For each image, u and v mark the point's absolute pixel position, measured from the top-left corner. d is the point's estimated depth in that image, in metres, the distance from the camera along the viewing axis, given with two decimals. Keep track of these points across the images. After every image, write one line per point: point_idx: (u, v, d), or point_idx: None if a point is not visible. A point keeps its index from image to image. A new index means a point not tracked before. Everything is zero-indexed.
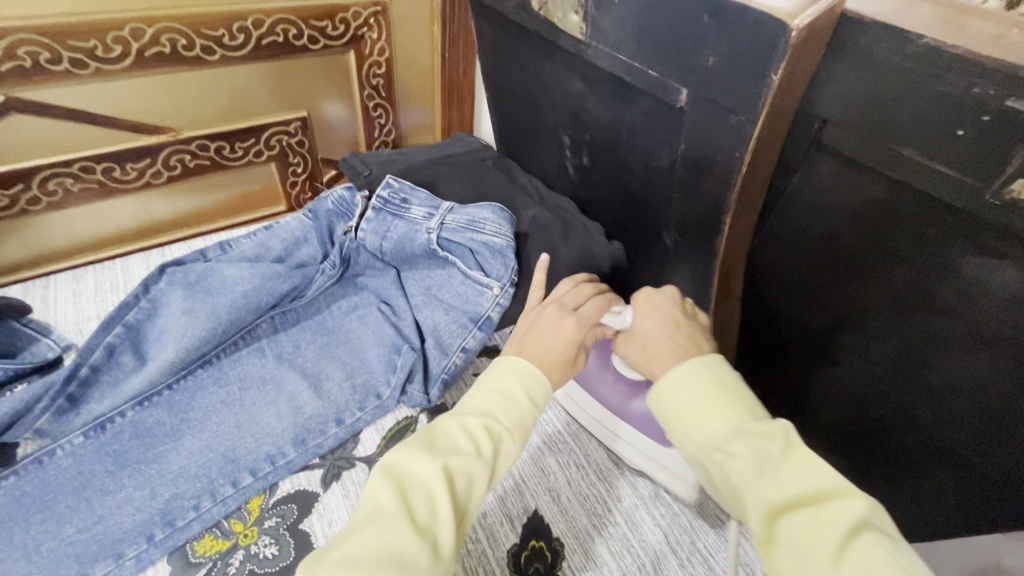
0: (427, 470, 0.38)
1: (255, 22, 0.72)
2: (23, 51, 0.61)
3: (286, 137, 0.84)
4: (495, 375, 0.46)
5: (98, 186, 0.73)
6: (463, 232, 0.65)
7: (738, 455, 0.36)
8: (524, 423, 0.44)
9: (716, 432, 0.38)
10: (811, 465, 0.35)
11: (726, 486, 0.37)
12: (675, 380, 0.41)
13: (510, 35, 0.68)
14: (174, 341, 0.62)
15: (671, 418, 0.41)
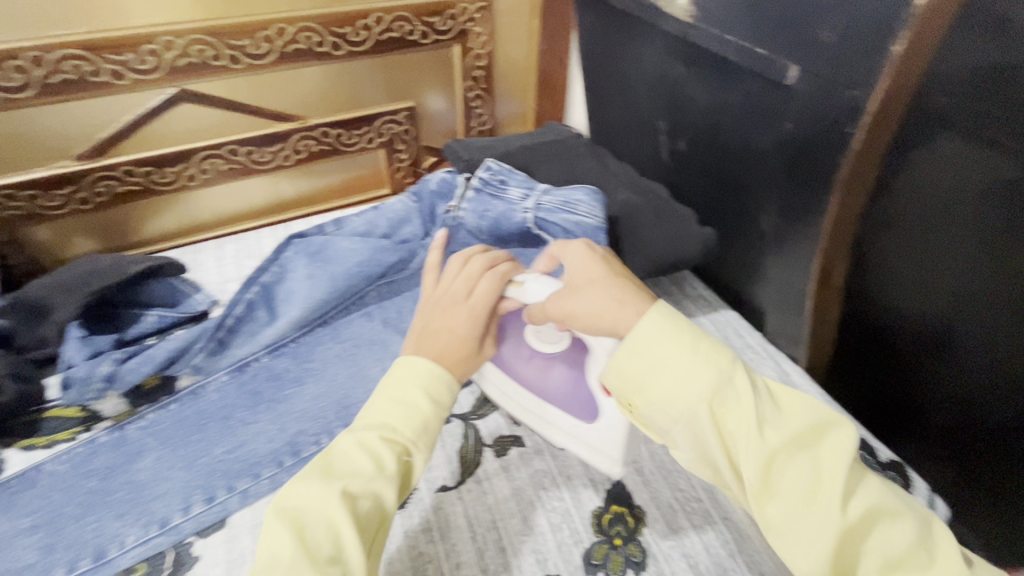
0: (323, 504, 0.40)
1: (376, 20, 0.80)
2: (195, 49, 0.71)
3: (394, 126, 0.92)
4: (391, 384, 0.47)
5: (242, 166, 0.84)
6: (558, 212, 0.69)
7: (735, 401, 0.40)
8: (427, 427, 0.46)
9: (712, 385, 0.40)
10: (791, 406, 0.41)
11: (726, 438, 0.39)
12: (653, 341, 0.42)
13: (613, 25, 0.72)
14: (300, 300, 0.71)
15: (653, 379, 0.42)
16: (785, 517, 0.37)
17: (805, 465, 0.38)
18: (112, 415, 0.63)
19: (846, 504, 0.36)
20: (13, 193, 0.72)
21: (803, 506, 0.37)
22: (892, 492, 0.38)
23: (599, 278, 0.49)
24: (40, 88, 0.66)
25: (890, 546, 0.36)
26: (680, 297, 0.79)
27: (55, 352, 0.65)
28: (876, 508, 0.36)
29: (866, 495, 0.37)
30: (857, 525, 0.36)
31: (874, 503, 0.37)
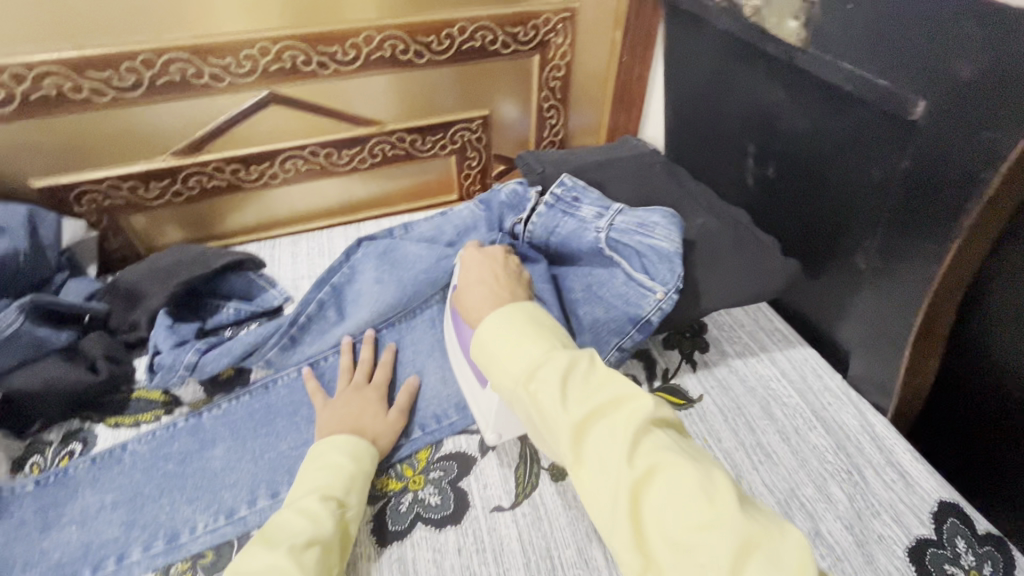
0: (271, 563, 0.45)
1: (460, 29, 0.80)
2: (287, 55, 0.74)
3: (467, 133, 0.92)
4: (320, 459, 0.54)
5: (320, 167, 0.86)
6: (632, 234, 0.67)
7: (550, 375, 0.44)
8: (358, 487, 0.53)
9: (532, 364, 0.46)
10: (606, 382, 0.44)
11: (541, 410, 0.44)
12: (497, 329, 0.50)
13: (708, 43, 0.69)
14: (368, 303, 0.72)
15: (496, 360, 0.49)
16: (595, 483, 0.40)
17: (606, 435, 0.41)
18: (190, 402, 0.66)
19: (631, 460, 0.40)
20: (116, 183, 0.77)
21: (602, 475, 0.40)
22: (684, 449, 0.41)
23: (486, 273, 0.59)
24: (149, 88, 0.71)
25: (675, 500, 0.38)
26: (754, 328, 0.75)
27: (143, 337, 0.69)
28: (658, 464, 0.39)
29: (655, 452, 0.40)
30: (641, 479, 0.39)
31: (656, 459, 0.40)
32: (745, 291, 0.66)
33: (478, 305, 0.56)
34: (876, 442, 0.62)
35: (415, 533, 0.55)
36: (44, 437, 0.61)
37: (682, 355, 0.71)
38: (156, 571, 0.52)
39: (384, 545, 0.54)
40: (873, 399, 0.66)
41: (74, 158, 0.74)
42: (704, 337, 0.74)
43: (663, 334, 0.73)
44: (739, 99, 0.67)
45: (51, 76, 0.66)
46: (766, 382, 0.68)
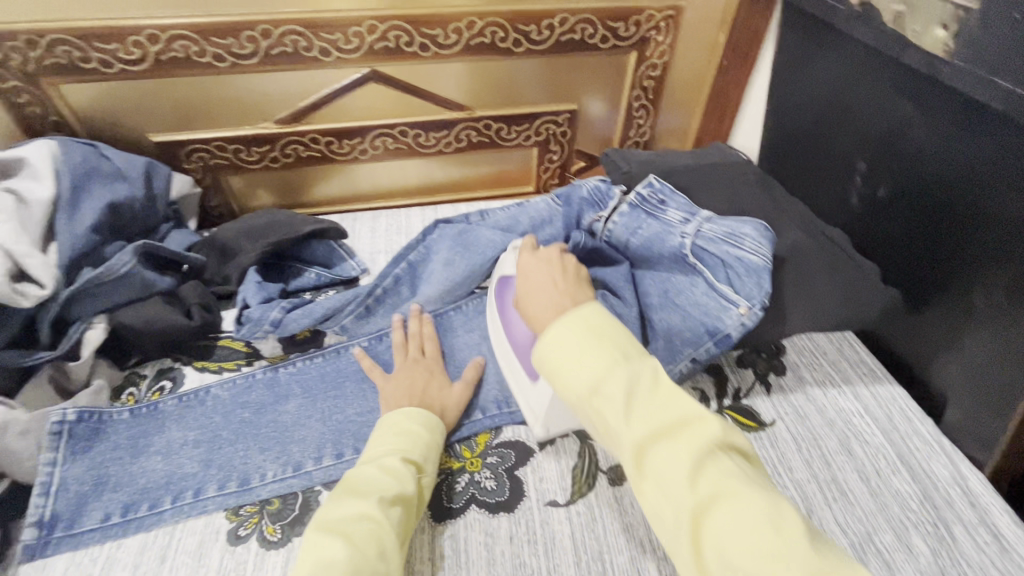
0: (361, 513, 0.46)
1: (561, 20, 0.79)
2: (392, 35, 0.76)
3: (553, 126, 0.92)
4: (397, 423, 0.55)
5: (407, 147, 0.89)
6: (720, 243, 0.64)
7: (613, 390, 0.41)
8: (430, 454, 0.55)
9: (594, 376, 0.42)
10: (673, 400, 0.40)
11: (605, 426, 0.41)
12: (560, 337, 0.45)
13: (832, 51, 0.66)
14: (439, 282, 0.74)
15: (559, 369, 0.44)
16: (655, 501, 0.38)
17: (670, 457, 0.38)
18: (268, 355, 0.70)
19: (693, 485, 0.37)
20: (222, 145, 0.82)
21: (663, 496, 0.37)
22: (751, 478, 0.38)
23: (555, 273, 0.55)
24: (263, 57, 0.74)
25: (738, 532, 0.35)
26: (838, 358, 0.70)
27: (232, 290, 0.73)
28: (724, 492, 0.36)
29: (719, 480, 0.37)
30: (703, 505, 0.36)
31: (722, 487, 0.37)
32: (837, 317, 0.62)
33: (542, 307, 0.51)
34: (969, 497, 0.57)
35: (469, 514, 0.55)
36: (140, 370, 0.67)
37: (756, 376, 0.68)
38: (227, 510, 0.55)
39: (439, 520, 0.55)
40: (970, 451, 0.61)
41: (190, 118, 0.79)
42: (781, 360, 0.70)
43: (737, 352, 0.70)
44: (868, 115, 0.63)
45: (180, 40, 0.71)
46: (846, 417, 0.64)
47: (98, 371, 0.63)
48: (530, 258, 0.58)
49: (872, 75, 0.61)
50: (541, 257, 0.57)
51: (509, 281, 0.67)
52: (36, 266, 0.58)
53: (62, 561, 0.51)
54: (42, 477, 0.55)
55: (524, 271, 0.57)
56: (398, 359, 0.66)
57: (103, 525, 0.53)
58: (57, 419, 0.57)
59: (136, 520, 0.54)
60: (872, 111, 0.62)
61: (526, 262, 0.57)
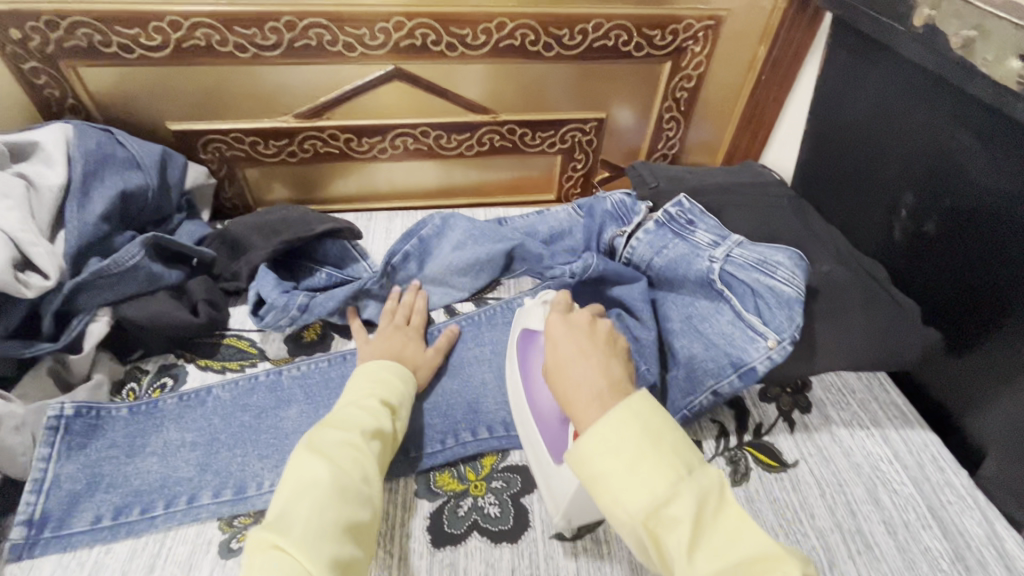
0: (343, 441, 0.45)
1: (596, 26, 0.76)
2: (419, 32, 0.73)
3: (579, 134, 0.88)
4: (372, 371, 0.55)
5: (427, 148, 0.86)
6: (751, 270, 0.60)
7: (675, 515, 0.34)
8: (406, 402, 0.55)
9: (654, 497, 0.35)
10: (740, 527, 0.34)
11: (662, 553, 0.35)
12: (609, 443, 0.38)
13: (885, 73, 0.62)
14: (447, 264, 0.73)
15: (603, 482, 0.37)
16: None
17: None
18: (273, 357, 0.68)
19: None
20: (240, 137, 0.80)
21: None
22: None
23: (592, 349, 0.45)
24: (286, 49, 0.72)
25: None
26: (868, 397, 0.67)
27: (242, 287, 0.71)
28: None
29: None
30: None
31: None
32: (870, 357, 0.59)
33: (580, 394, 0.42)
34: (1004, 560, 0.53)
35: (469, 542, 0.53)
36: (143, 365, 0.65)
37: (780, 412, 0.65)
38: (220, 519, 0.53)
39: (438, 546, 0.52)
40: (1007, 510, 0.57)
41: (208, 108, 0.78)
42: (806, 397, 0.66)
43: (761, 384, 0.67)
44: (920, 144, 0.59)
45: (203, 28, 0.69)
46: (874, 462, 0.61)
47: (99, 365, 0.62)
48: (560, 320, 0.48)
49: (930, 101, 0.57)
50: (573, 321, 0.48)
51: (534, 336, 0.59)
52: (40, 256, 0.56)
53: (49, 563, 0.50)
54: (35, 473, 0.53)
55: (551, 335, 0.48)
56: (383, 324, 0.67)
57: (93, 527, 0.52)
58: (54, 414, 0.55)
59: (126, 524, 0.52)
60: (924, 140, 0.58)
61: (555, 326, 0.48)
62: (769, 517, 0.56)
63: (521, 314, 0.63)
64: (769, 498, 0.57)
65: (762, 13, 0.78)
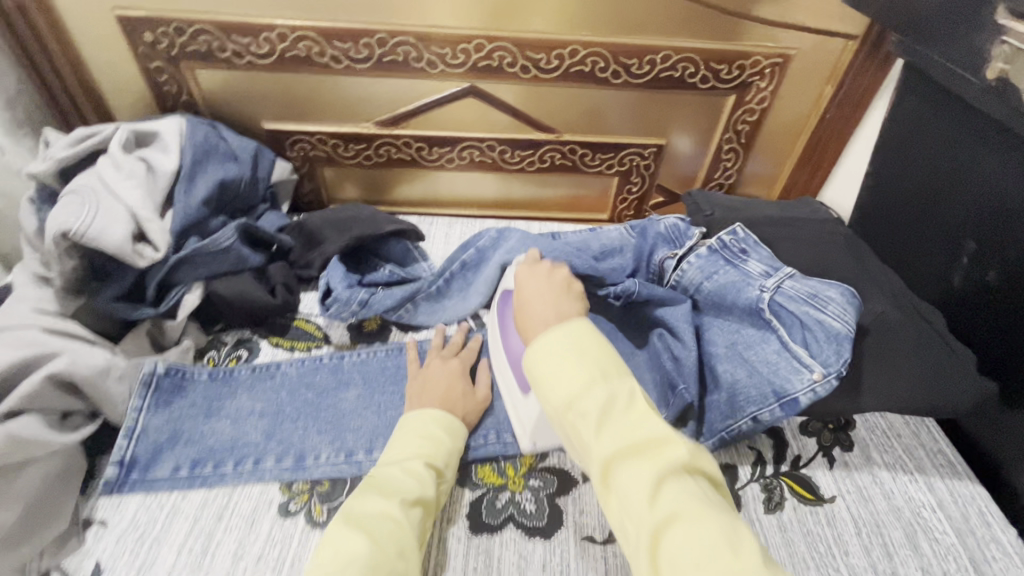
0: (385, 514, 0.47)
1: (664, 57, 0.79)
2: (497, 55, 0.78)
3: (638, 158, 0.92)
4: (424, 426, 0.57)
5: (492, 162, 0.92)
6: (801, 303, 0.62)
7: (589, 407, 0.42)
8: (451, 459, 0.57)
9: (572, 390, 0.44)
10: (646, 419, 0.42)
11: (577, 439, 0.43)
12: (548, 349, 0.46)
13: (957, 120, 0.62)
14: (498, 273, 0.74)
15: (542, 381, 0.46)
16: (621, 512, 0.40)
17: (635, 473, 0.39)
18: (336, 342, 0.73)
19: (653, 502, 0.38)
20: (324, 138, 0.88)
21: (622, 508, 0.39)
22: (712, 501, 0.39)
23: (553, 290, 0.55)
24: (375, 63, 0.79)
25: (698, 551, 0.36)
26: (914, 443, 0.66)
27: (315, 276, 0.78)
28: (682, 509, 0.38)
29: (680, 500, 0.38)
30: (661, 523, 0.37)
31: (680, 504, 0.38)
32: (918, 401, 0.59)
33: (534, 320, 0.52)
34: None
35: (505, 533, 0.55)
36: (222, 337, 0.72)
37: (820, 446, 0.65)
38: (281, 483, 0.58)
39: (476, 533, 0.55)
40: None
41: (298, 111, 0.85)
42: (849, 435, 0.66)
43: (802, 417, 0.67)
44: (991, 191, 0.59)
45: (305, 40, 0.76)
46: (915, 508, 0.60)
47: (188, 332, 0.69)
48: (526, 271, 0.59)
49: (1000, 150, 0.57)
50: (537, 270, 0.59)
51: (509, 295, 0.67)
52: (155, 231, 0.63)
53: (133, 501, 0.56)
54: (128, 422, 0.60)
55: (521, 281, 0.58)
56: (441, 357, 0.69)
57: (173, 475, 0.58)
58: (148, 371, 0.62)
59: (200, 476, 0.58)
60: (995, 188, 0.58)
61: (524, 275, 0.58)
62: (800, 546, 0.56)
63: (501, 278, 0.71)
64: (803, 531, 0.57)
65: (830, 54, 0.79)
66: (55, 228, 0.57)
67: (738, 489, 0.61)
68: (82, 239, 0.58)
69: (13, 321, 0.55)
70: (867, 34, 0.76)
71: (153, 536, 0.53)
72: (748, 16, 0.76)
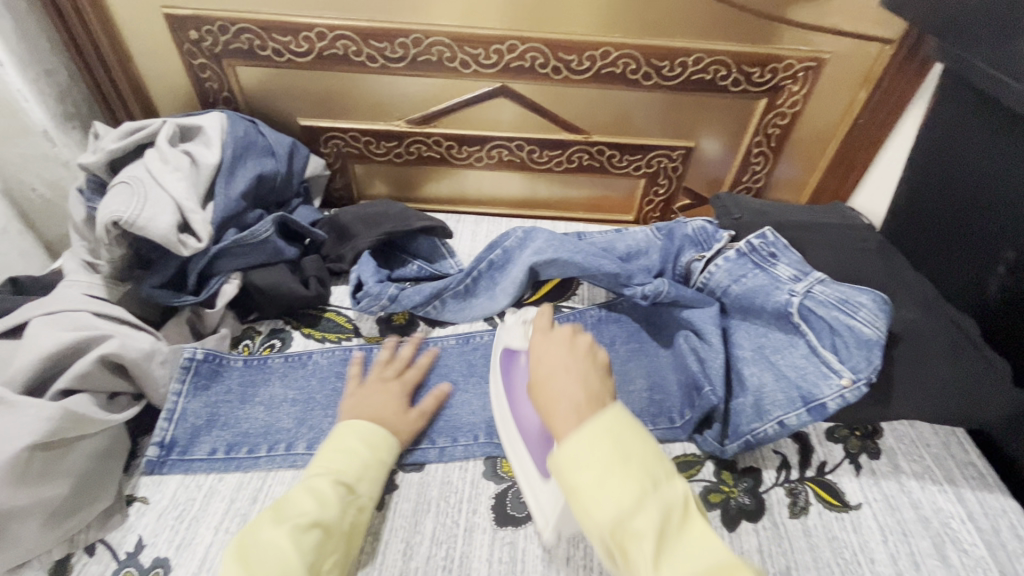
0: (273, 542, 0.46)
1: (695, 60, 0.79)
2: (529, 56, 0.79)
3: (665, 160, 0.92)
4: (340, 440, 0.56)
5: (519, 161, 0.93)
6: (831, 308, 0.61)
7: (642, 529, 0.38)
8: (370, 476, 0.55)
9: (622, 507, 0.39)
10: (702, 537, 0.39)
11: (628, 564, 0.39)
12: (585, 451, 0.42)
13: (999, 127, 0.61)
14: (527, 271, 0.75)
15: (581, 491, 0.41)
16: None
17: None
18: (366, 334, 0.75)
19: None
20: (356, 135, 0.89)
21: None
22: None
23: (574, 364, 0.50)
24: (409, 62, 0.80)
25: None
26: (943, 453, 0.65)
27: (345, 270, 0.79)
28: None
29: None
30: None
31: None
32: (945, 410, 0.59)
33: (559, 401, 0.47)
34: None
35: (530, 526, 0.56)
36: (257, 327, 0.75)
37: (846, 453, 0.64)
38: None
39: (501, 525, 0.56)
40: None
41: (333, 108, 0.87)
42: (877, 443, 0.65)
43: (829, 423, 0.66)
44: None
45: (343, 39, 0.78)
46: (944, 518, 0.59)
47: (225, 321, 0.72)
48: (540, 339, 0.54)
49: None
50: (551, 336, 0.54)
51: (515, 354, 0.63)
52: (198, 223, 0.65)
53: (173, 480, 0.58)
54: (168, 404, 0.62)
55: (535, 352, 0.53)
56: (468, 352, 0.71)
57: (210, 457, 0.60)
58: (189, 356, 0.64)
59: (236, 459, 0.60)
60: None
61: (540, 345, 0.53)
62: (825, 552, 0.56)
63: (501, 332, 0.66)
64: (828, 537, 0.57)
65: (865, 58, 0.78)
66: (107, 216, 0.60)
67: (763, 493, 0.60)
68: (132, 227, 0.61)
69: (66, 304, 0.57)
70: (904, 39, 0.74)
71: (191, 515, 0.55)
72: (783, 20, 0.75)
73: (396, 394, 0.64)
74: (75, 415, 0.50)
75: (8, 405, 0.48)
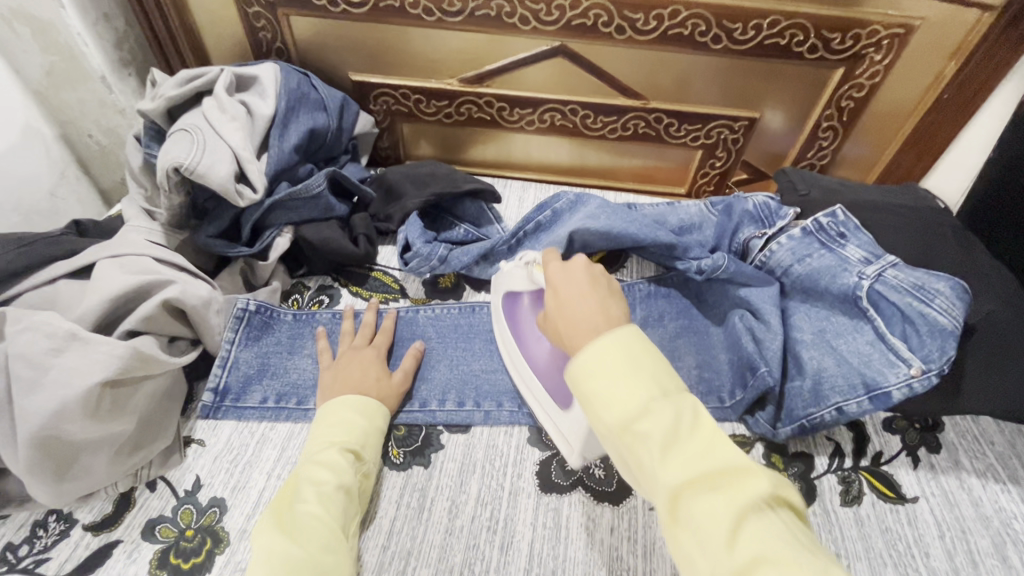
0: (305, 510, 0.46)
1: (772, 22, 0.74)
2: (593, 13, 0.75)
3: (726, 132, 0.87)
4: (333, 413, 0.55)
5: (572, 127, 0.90)
6: (904, 294, 0.57)
7: (649, 429, 0.36)
8: (371, 442, 0.55)
9: (630, 411, 0.37)
10: (719, 445, 0.36)
11: (637, 465, 0.37)
12: (594, 363, 0.40)
13: None
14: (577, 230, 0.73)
15: (592, 394, 0.39)
16: (688, 546, 0.34)
17: (707, 506, 0.34)
18: (412, 296, 0.75)
19: (731, 546, 0.32)
20: (406, 93, 0.88)
21: (693, 548, 0.34)
22: (805, 540, 0.33)
23: (592, 288, 0.47)
24: (467, 17, 0.77)
25: None
26: (1009, 452, 0.62)
27: (393, 230, 0.78)
28: (765, 554, 0.32)
29: (765, 542, 0.32)
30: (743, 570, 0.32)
31: (763, 549, 0.32)
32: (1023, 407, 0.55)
33: (573, 324, 0.44)
34: None
35: (574, 494, 0.56)
36: (306, 282, 0.75)
37: (904, 445, 0.62)
38: None
39: (546, 491, 0.56)
40: None
41: (385, 63, 0.85)
42: (937, 437, 0.63)
43: (886, 413, 0.64)
44: None
45: None
46: (1005, 518, 0.57)
47: (276, 275, 0.72)
48: (556, 268, 0.50)
49: None
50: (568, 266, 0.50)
51: (518, 296, 0.65)
52: (254, 172, 0.65)
53: (228, 426, 0.59)
54: (222, 352, 0.63)
55: (551, 280, 0.50)
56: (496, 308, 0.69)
57: (261, 406, 0.61)
58: (241, 306, 0.65)
59: (286, 410, 0.61)
60: None
61: (554, 271, 0.50)
62: (877, 542, 0.55)
63: (501, 278, 0.67)
64: (881, 528, 0.55)
65: (961, 26, 0.72)
66: (168, 162, 0.60)
67: (814, 479, 0.59)
68: (191, 174, 0.61)
69: (129, 249, 0.58)
70: (1009, 5, 0.68)
71: (245, 459, 0.57)
72: None
73: (405, 366, 0.64)
74: (142, 355, 0.51)
75: (81, 341, 0.49)
